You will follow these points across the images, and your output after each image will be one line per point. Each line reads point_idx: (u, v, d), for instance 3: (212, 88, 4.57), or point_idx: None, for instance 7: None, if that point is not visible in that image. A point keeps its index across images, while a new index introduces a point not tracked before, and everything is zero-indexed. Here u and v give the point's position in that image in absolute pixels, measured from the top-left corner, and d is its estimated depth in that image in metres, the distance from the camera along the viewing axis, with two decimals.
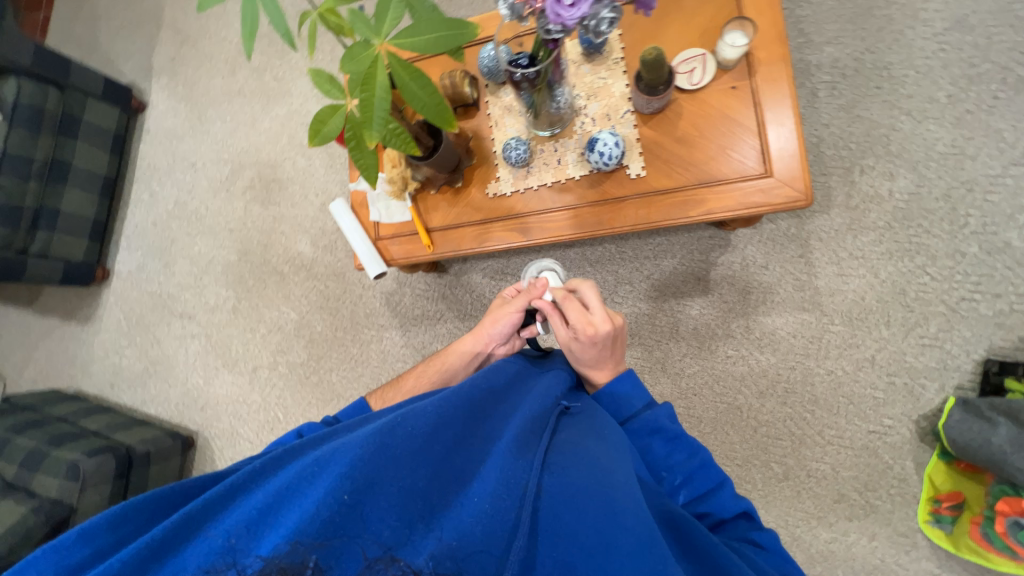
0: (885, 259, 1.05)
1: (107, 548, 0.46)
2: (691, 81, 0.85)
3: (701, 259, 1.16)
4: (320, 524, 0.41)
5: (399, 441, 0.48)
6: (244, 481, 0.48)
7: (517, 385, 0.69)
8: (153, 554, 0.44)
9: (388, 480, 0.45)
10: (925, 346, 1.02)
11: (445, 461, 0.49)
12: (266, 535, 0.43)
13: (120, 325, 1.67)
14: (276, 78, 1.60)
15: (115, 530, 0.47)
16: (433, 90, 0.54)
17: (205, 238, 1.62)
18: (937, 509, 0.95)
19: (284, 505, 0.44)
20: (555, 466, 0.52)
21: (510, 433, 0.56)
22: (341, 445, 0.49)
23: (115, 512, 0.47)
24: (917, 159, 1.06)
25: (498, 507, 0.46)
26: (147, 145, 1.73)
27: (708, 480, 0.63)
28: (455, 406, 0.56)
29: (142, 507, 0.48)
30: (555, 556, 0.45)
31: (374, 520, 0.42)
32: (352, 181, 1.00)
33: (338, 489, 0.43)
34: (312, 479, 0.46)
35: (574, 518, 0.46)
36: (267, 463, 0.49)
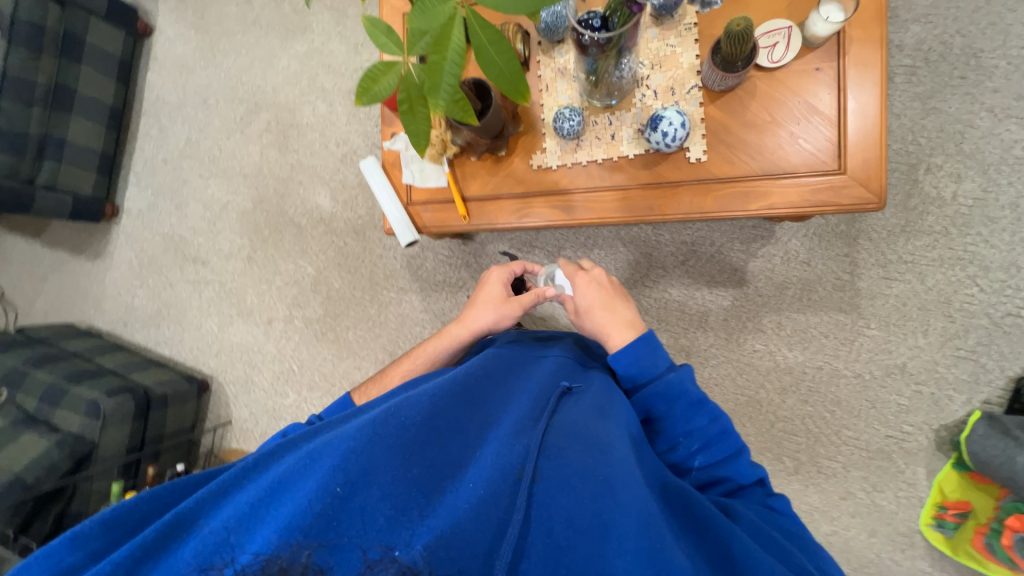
0: (935, 265, 1.01)
1: (101, 549, 0.44)
2: (771, 58, 0.77)
3: (740, 249, 1.11)
4: (313, 518, 0.40)
5: (391, 431, 0.47)
6: (235, 477, 0.46)
7: (520, 367, 0.67)
8: (146, 553, 0.41)
9: (380, 471, 0.44)
10: (960, 358, 1.00)
11: (440, 453, 0.48)
12: (257, 532, 0.41)
13: (131, 265, 1.63)
14: (296, 10, 1.47)
15: (103, 534, 0.44)
16: (512, 55, 0.48)
17: (219, 182, 1.55)
18: (942, 515, 0.98)
19: (274, 499, 0.43)
20: (551, 448, 0.51)
21: (505, 419, 0.55)
22: (334, 435, 0.48)
23: (100, 518, 0.44)
24: (989, 163, 0.99)
25: (495, 494, 0.46)
26: (155, 74, 1.61)
27: (726, 447, 0.64)
28: (450, 394, 0.55)
29: (130, 512, 0.45)
30: (551, 538, 0.45)
31: (368, 513, 0.41)
32: (386, 139, 0.93)
33: (331, 480, 0.42)
34: (305, 469, 0.44)
35: (569, 501, 0.47)
36: (259, 457, 0.48)
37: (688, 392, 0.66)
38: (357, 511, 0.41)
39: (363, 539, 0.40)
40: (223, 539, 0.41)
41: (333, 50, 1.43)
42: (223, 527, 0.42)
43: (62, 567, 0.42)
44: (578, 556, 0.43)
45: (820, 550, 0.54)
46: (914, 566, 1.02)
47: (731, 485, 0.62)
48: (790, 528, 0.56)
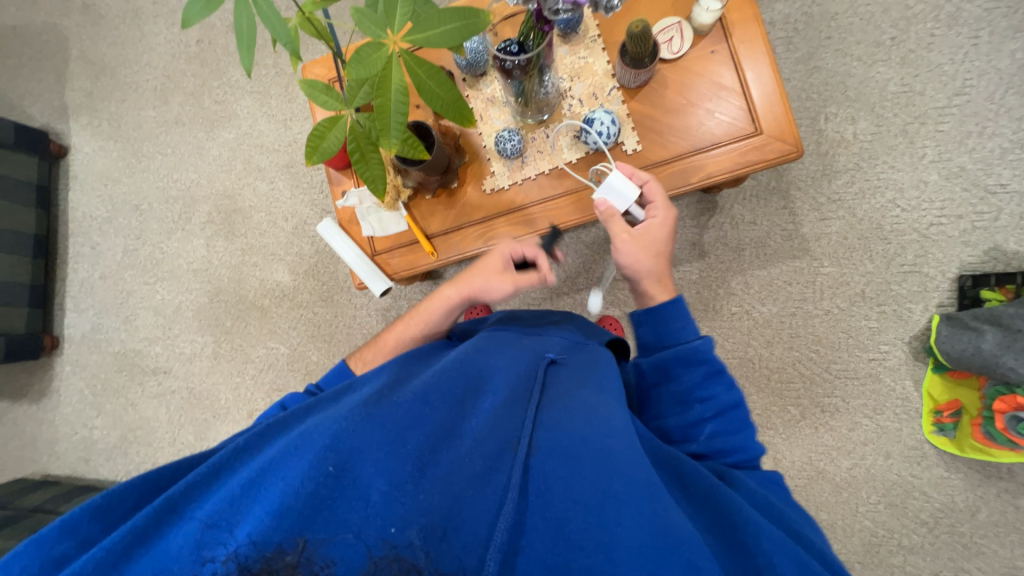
0: (859, 198, 1.13)
1: (94, 537, 0.40)
2: (671, 50, 0.86)
3: (693, 224, 1.18)
4: (304, 498, 0.37)
5: (385, 409, 0.45)
6: (226, 461, 0.42)
7: (508, 344, 0.67)
8: (136, 539, 0.37)
9: (378, 449, 0.41)
10: (907, 272, 1.11)
11: (437, 424, 0.46)
12: (243, 517, 0.37)
13: (83, 395, 1.49)
14: (217, 101, 1.48)
15: (96, 521, 0.40)
16: (450, 86, 0.55)
17: (167, 284, 1.48)
18: (940, 419, 1.05)
19: (264, 481, 0.39)
20: (547, 423, 0.51)
21: (502, 391, 0.54)
22: (327, 417, 0.45)
23: (101, 501, 0.41)
24: (873, 102, 1.13)
25: (490, 467, 0.45)
26: (78, 193, 1.55)
27: (736, 419, 0.63)
28: (446, 372, 0.55)
29: (128, 492, 0.41)
30: (550, 508, 0.43)
31: (364, 488, 0.38)
32: (338, 199, 0.95)
33: (322, 461, 0.39)
34: (292, 453, 0.40)
35: (568, 472, 0.45)
36: (251, 439, 0.44)
37: (709, 361, 0.65)
38: (353, 488, 0.38)
39: (355, 516, 0.37)
40: (204, 530, 0.37)
41: (263, 131, 1.44)
42: (207, 514, 0.38)
43: (52, 556, 0.39)
44: (577, 527, 0.42)
45: (821, 532, 0.53)
46: (933, 475, 1.06)
47: (737, 459, 0.60)
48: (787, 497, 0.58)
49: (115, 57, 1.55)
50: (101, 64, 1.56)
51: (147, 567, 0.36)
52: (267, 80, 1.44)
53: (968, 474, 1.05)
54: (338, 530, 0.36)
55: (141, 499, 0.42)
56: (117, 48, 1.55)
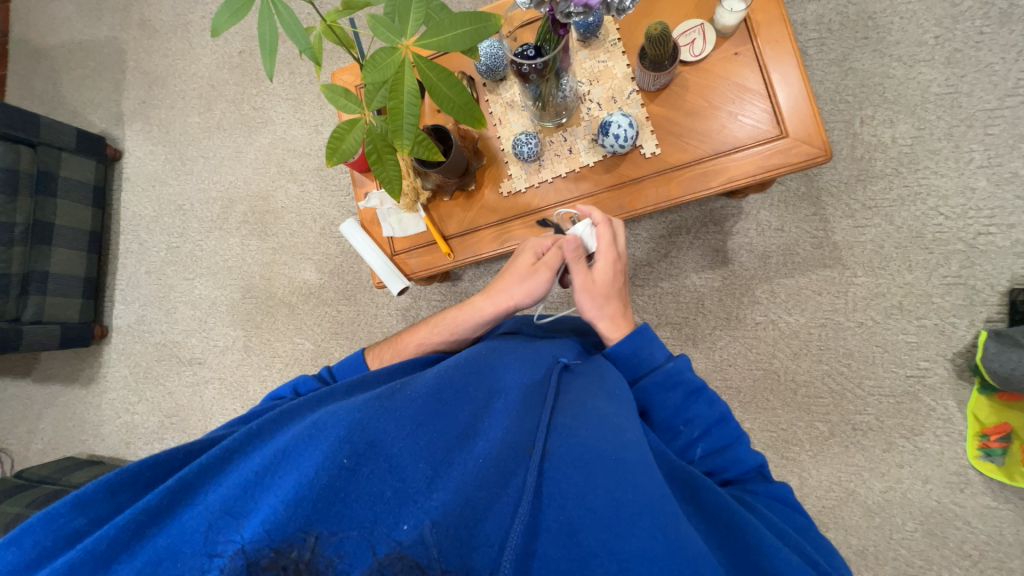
0: (897, 205, 1.07)
1: (106, 515, 0.42)
2: (693, 52, 0.85)
3: (716, 230, 1.15)
4: (319, 489, 0.36)
5: (399, 404, 0.45)
6: (240, 446, 0.43)
7: (520, 346, 0.66)
8: (151, 518, 0.38)
9: (392, 444, 0.40)
10: (950, 285, 1.04)
11: (451, 423, 0.45)
12: (256, 506, 0.36)
13: (126, 381, 1.60)
14: (255, 108, 1.57)
15: (112, 498, 0.42)
16: (462, 88, 0.57)
17: (205, 279, 1.57)
18: (986, 443, 0.97)
19: (277, 469, 0.38)
20: (561, 428, 0.49)
21: (515, 393, 0.53)
22: (340, 408, 0.44)
23: (116, 478, 0.43)
24: (914, 104, 1.07)
25: (504, 470, 0.44)
26: (129, 193, 1.67)
27: (725, 433, 0.59)
28: (459, 368, 0.54)
29: (143, 470, 0.44)
30: (564, 514, 0.41)
31: (376, 484, 0.37)
32: (360, 199, 0.98)
33: (337, 452, 0.38)
34: (309, 441, 0.40)
35: (583, 479, 0.43)
36: (265, 426, 0.45)
37: (686, 381, 0.62)
38: (364, 482, 0.37)
39: (368, 511, 0.36)
40: (215, 516, 0.36)
41: (296, 135, 1.51)
42: (219, 499, 0.37)
43: (68, 530, 0.41)
44: (592, 534, 0.39)
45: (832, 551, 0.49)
46: (978, 504, 0.98)
47: (730, 475, 0.57)
48: (798, 525, 0.52)
49: (166, 67, 1.67)
50: (154, 74, 1.68)
51: (159, 545, 0.36)
52: (301, 88, 1.51)
53: (1019, 505, 0.97)
54: (349, 524, 0.35)
55: (151, 483, 0.44)
56: (168, 59, 1.67)
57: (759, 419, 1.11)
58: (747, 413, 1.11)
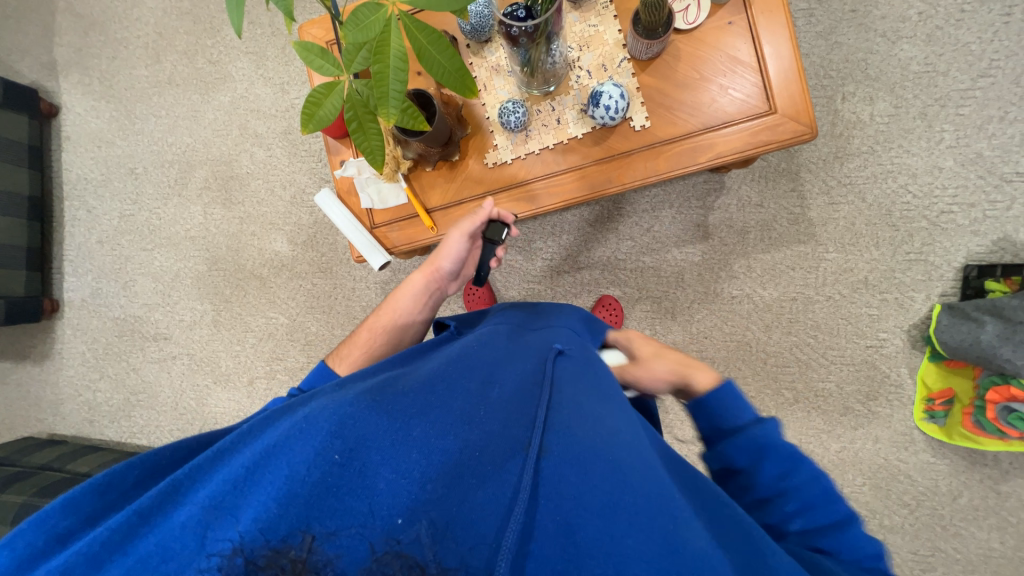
0: (871, 182, 1.11)
1: (97, 513, 0.41)
2: (686, 20, 0.82)
3: (699, 205, 1.16)
4: (311, 486, 0.36)
5: (392, 400, 0.44)
6: (232, 443, 0.42)
7: (511, 340, 0.65)
8: (142, 518, 0.37)
9: (385, 439, 0.40)
10: (912, 261, 1.09)
11: (447, 417, 0.45)
12: (249, 500, 0.36)
13: (85, 358, 1.51)
14: (211, 61, 1.43)
15: (101, 497, 0.41)
16: (453, 52, 0.54)
17: (165, 250, 1.47)
18: (931, 407, 1.06)
19: (269, 463, 0.38)
20: (558, 426, 0.48)
21: (509, 387, 0.53)
22: (333, 401, 0.44)
23: (102, 478, 0.41)
24: (894, 81, 1.09)
25: (499, 465, 0.43)
26: (71, 154, 1.52)
27: (829, 512, 0.50)
28: (453, 366, 0.54)
29: (129, 470, 0.43)
30: (562, 514, 0.40)
31: (368, 477, 0.38)
32: (336, 169, 0.92)
33: (328, 449, 0.38)
34: (300, 433, 0.39)
35: (580, 478, 0.43)
36: (257, 424, 0.44)
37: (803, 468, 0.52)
38: (355, 476, 0.37)
39: (360, 503, 0.36)
40: (209, 511, 0.36)
41: (259, 94, 1.40)
42: (211, 494, 0.37)
43: (56, 531, 0.39)
44: (588, 535, 0.39)
45: None
46: (919, 460, 1.09)
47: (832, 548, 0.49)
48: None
49: (103, 10, 1.48)
50: (89, 18, 1.49)
51: (151, 543, 0.36)
52: (263, 40, 1.38)
53: (954, 460, 1.07)
54: (342, 523, 0.35)
55: (140, 480, 0.43)
56: (105, 1, 1.48)
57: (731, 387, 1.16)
58: None
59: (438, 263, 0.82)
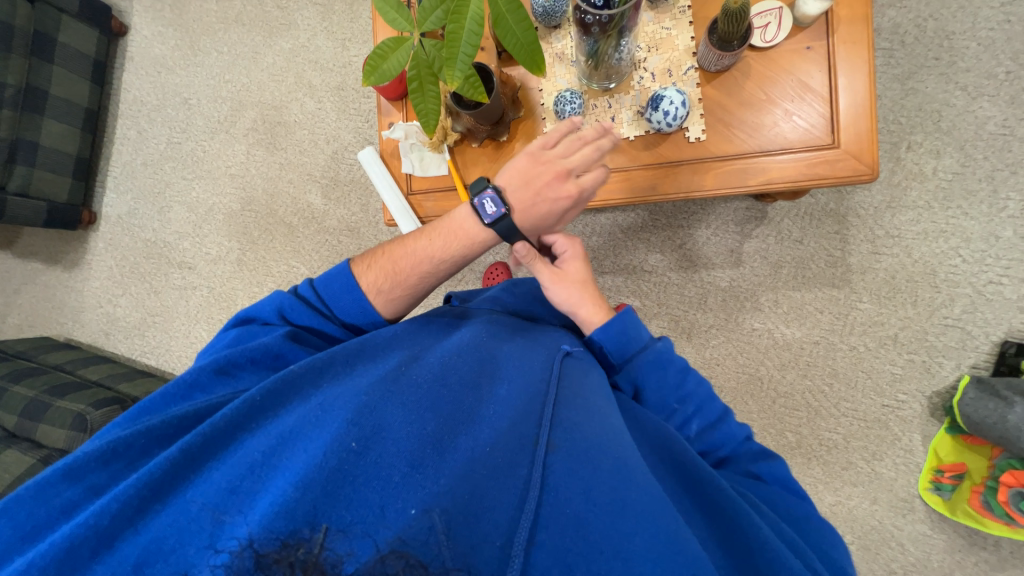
0: (920, 239, 1.06)
1: (101, 485, 0.43)
2: (764, 38, 0.80)
3: (736, 231, 1.14)
4: (327, 473, 0.39)
5: (405, 389, 0.47)
6: (242, 420, 0.45)
7: (521, 333, 0.64)
8: (152, 495, 0.40)
9: (396, 429, 0.43)
10: (947, 326, 1.05)
11: (455, 409, 0.47)
12: (269, 484, 0.39)
13: (111, 273, 1.56)
14: (279, 6, 1.44)
15: (105, 467, 0.43)
16: (528, 26, 0.54)
17: (203, 183, 1.51)
18: (938, 478, 1.03)
19: (285, 451, 0.42)
20: (567, 420, 0.49)
21: (518, 377, 0.53)
22: (347, 388, 0.48)
23: (106, 448, 0.43)
24: (966, 139, 1.04)
25: (510, 460, 0.45)
26: (132, 75, 1.56)
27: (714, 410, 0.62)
28: (461, 353, 0.54)
29: (133, 439, 0.44)
30: (569, 508, 0.42)
31: (382, 468, 0.40)
32: (383, 130, 0.92)
33: (345, 436, 0.42)
34: (317, 422, 0.44)
35: (589, 475, 0.44)
36: (267, 400, 0.47)
37: (673, 361, 0.64)
38: (371, 465, 0.40)
39: (376, 495, 0.39)
40: (226, 494, 0.39)
41: (320, 46, 1.41)
42: (227, 479, 0.40)
43: (63, 502, 0.42)
44: (596, 529, 0.41)
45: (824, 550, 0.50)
46: (915, 530, 1.05)
47: (725, 452, 0.60)
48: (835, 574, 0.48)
49: None
50: None
51: (165, 520, 0.39)
52: None
53: (951, 537, 1.04)
54: (354, 519, 0.37)
55: (145, 448, 0.45)
56: None
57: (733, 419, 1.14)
58: None
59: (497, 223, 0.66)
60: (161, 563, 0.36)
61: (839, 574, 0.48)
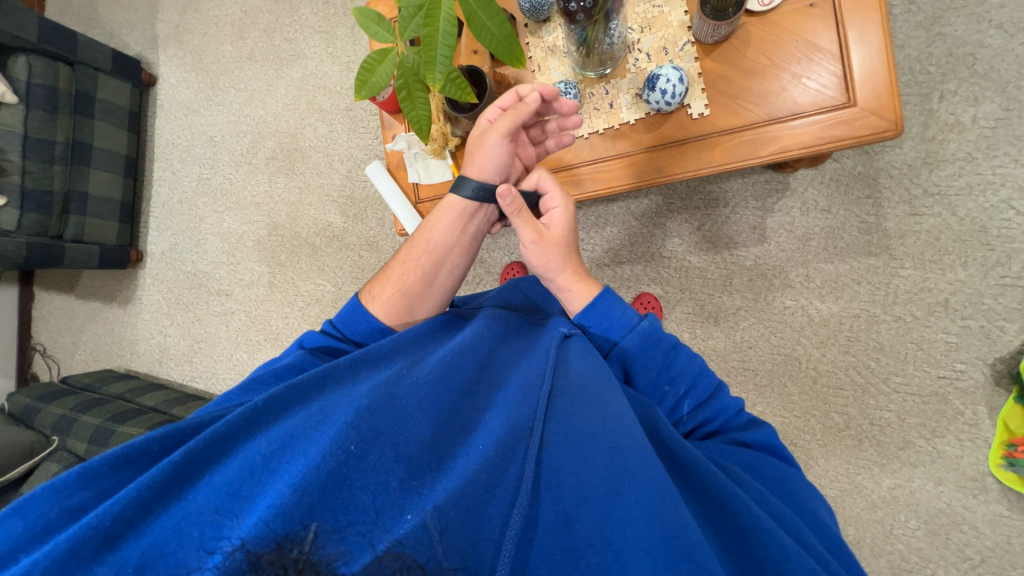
0: (964, 194, 0.98)
1: (112, 487, 0.46)
2: (762, 1, 0.76)
3: (756, 206, 1.09)
4: (324, 476, 0.39)
5: (401, 390, 0.48)
6: (242, 424, 0.47)
7: (523, 333, 0.65)
8: (157, 497, 0.42)
9: (397, 432, 0.44)
10: (1006, 286, 0.96)
11: (450, 411, 0.49)
12: (270, 487, 0.41)
13: (160, 306, 1.68)
14: (288, 39, 1.52)
15: (117, 472, 0.46)
16: (503, 19, 0.55)
17: (233, 214, 1.60)
18: (1011, 453, 0.92)
19: (284, 455, 0.44)
20: (561, 414, 0.50)
21: (516, 383, 0.54)
22: (348, 395, 0.50)
23: (121, 452, 0.46)
24: (1007, 80, 0.96)
25: (505, 456, 0.45)
26: (163, 121, 1.68)
27: (708, 386, 0.60)
28: (459, 352, 0.54)
29: (148, 445, 0.47)
30: (562, 505, 0.44)
31: (380, 472, 0.41)
32: (386, 143, 0.95)
33: (344, 438, 0.42)
34: (317, 428, 0.45)
35: (581, 470, 0.45)
36: (270, 407, 0.48)
37: (662, 339, 0.60)
38: (368, 469, 0.41)
39: (371, 500, 0.40)
40: (227, 497, 0.41)
41: (327, 71, 1.47)
42: (229, 483, 0.42)
43: (74, 504, 0.45)
44: (586, 524, 0.43)
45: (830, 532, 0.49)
46: (989, 511, 0.96)
47: (714, 426, 0.59)
48: (831, 543, 0.48)
49: None
50: None
51: (168, 523, 0.41)
52: (335, 19, 1.45)
53: None
54: (350, 522, 0.39)
55: (157, 454, 0.48)
56: None
57: (772, 403, 1.09)
58: (761, 397, 1.08)
59: (470, 176, 0.70)
60: (157, 565, 0.39)
61: (835, 542, 0.48)
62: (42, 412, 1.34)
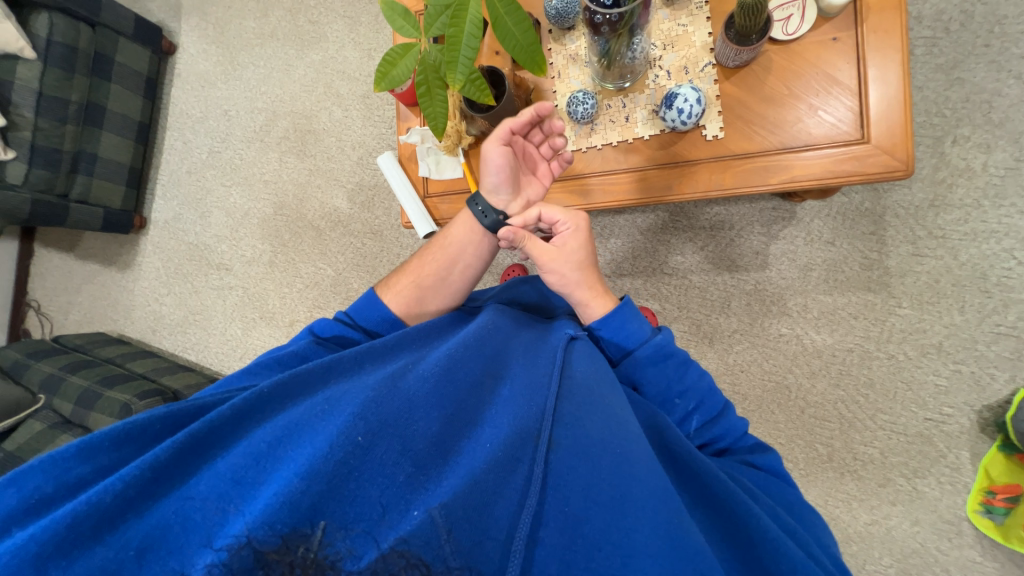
0: (968, 240, 0.99)
1: (111, 465, 0.46)
2: (786, 30, 0.77)
3: (761, 232, 1.10)
4: (332, 465, 0.40)
5: (407, 384, 0.48)
6: (250, 409, 0.48)
7: (530, 328, 0.65)
8: (160, 476, 0.43)
9: (402, 424, 0.45)
10: (1000, 335, 0.97)
11: (456, 406, 0.49)
12: (277, 472, 0.42)
13: (159, 274, 1.68)
14: (311, 21, 1.52)
15: (118, 450, 0.47)
16: (527, 26, 0.56)
17: (240, 189, 1.60)
18: (990, 500, 0.94)
19: (291, 441, 0.44)
20: (568, 416, 0.50)
21: (521, 377, 0.54)
22: (353, 386, 0.51)
23: (124, 429, 0.47)
24: (1020, 131, 0.96)
25: (513, 456, 0.46)
26: (180, 90, 1.67)
27: (716, 404, 0.60)
28: (466, 347, 0.54)
29: (151, 424, 0.48)
30: (568, 507, 0.44)
31: (387, 465, 0.42)
32: (401, 134, 0.94)
33: (352, 429, 0.42)
34: (323, 417, 0.46)
35: (590, 473, 0.45)
36: (275, 393, 0.49)
37: (675, 353, 0.61)
38: (374, 461, 0.42)
39: (377, 493, 0.40)
40: (233, 480, 0.42)
41: (348, 57, 1.47)
42: (233, 468, 0.43)
43: (73, 479, 0.45)
44: (596, 527, 0.43)
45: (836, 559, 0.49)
46: (962, 555, 0.97)
47: (723, 444, 0.59)
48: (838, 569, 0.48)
49: None
50: None
51: (173, 503, 0.42)
52: (360, 6, 1.45)
53: (1005, 566, 0.95)
54: (357, 516, 0.39)
55: (160, 433, 0.49)
56: None
57: (759, 428, 1.09)
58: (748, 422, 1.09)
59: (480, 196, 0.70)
60: (161, 552, 0.40)
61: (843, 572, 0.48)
62: (31, 369, 1.34)
